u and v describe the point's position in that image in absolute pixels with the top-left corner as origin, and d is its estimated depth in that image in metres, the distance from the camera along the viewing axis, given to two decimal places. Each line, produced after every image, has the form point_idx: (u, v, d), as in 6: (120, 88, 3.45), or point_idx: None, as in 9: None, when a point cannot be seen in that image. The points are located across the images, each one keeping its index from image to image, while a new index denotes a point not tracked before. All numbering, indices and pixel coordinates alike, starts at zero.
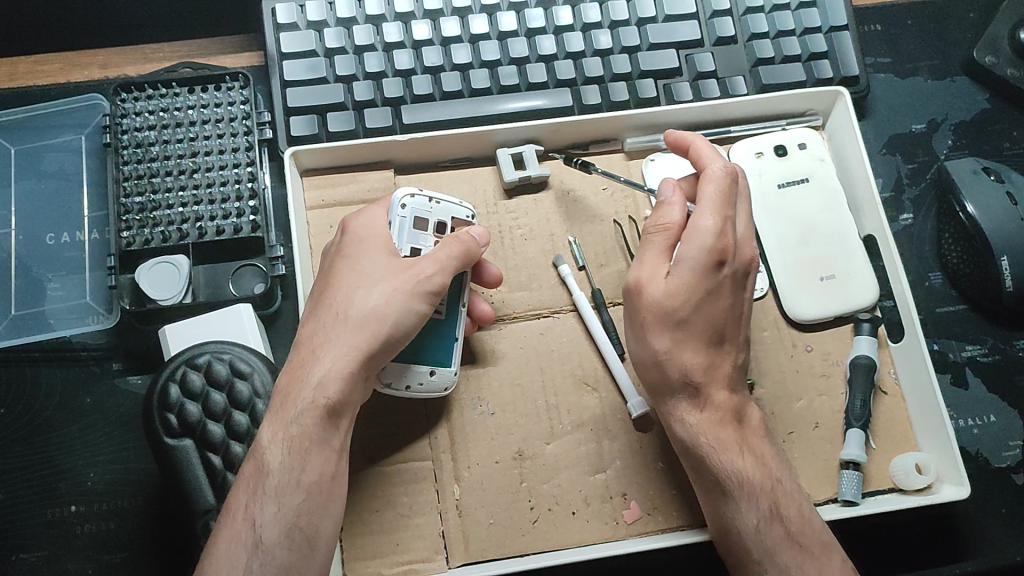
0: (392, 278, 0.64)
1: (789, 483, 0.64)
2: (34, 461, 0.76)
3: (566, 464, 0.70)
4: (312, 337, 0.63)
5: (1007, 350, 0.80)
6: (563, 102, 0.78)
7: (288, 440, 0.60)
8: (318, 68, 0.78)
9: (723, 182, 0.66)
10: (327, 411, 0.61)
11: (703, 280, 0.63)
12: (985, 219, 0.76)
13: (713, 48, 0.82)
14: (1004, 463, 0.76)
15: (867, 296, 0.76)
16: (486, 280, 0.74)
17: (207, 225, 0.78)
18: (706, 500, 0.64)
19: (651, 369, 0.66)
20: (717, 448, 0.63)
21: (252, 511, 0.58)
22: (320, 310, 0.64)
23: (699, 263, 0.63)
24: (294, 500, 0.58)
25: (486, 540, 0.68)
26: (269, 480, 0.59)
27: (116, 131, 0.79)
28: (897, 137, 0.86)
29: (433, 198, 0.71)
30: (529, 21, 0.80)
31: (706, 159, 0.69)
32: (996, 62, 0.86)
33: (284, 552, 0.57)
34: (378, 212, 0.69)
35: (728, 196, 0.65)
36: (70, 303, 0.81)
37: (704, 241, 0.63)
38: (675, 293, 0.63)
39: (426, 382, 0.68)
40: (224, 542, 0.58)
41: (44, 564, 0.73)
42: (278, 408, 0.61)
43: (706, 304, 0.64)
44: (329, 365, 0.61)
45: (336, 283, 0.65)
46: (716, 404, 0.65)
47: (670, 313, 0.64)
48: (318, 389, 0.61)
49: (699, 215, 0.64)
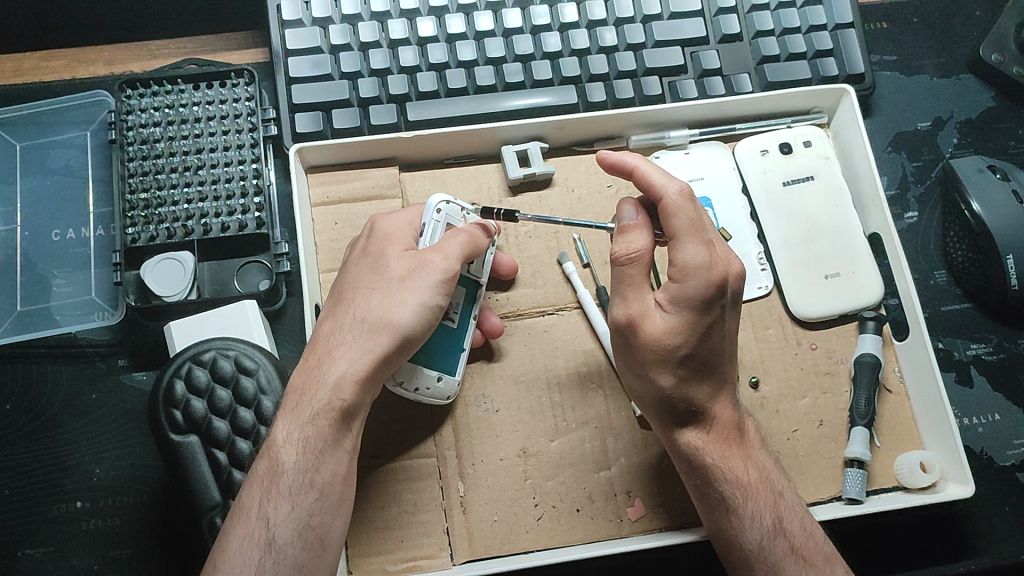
0: (403, 277, 0.64)
1: (790, 497, 0.64)
2: (40, 457, 0.76)
3: (571, 462, 0.71)
4: (330, 337, 0.63)
5: (1011, 349, 0.80)
6: (568, 99, 0.78)
7: (304, 440, 0.60)
8: (323, 65, 0.77)
9: (690, 208, 0.62)
10: (343, 413, 0.61)
11: (704, 315, 0.60)
12: (990, 217, 0.76)
13: (719, 45, 0.82)
14: (1008, 462, 0.76)
15: (873, 295, 0.76)
16: (502, 270, 0.75)
17: (212, 221, 0.78)
18: (706, 514, 0.64)
19: (656, 402, 0.64)
20: (724, 466, 0.63)
21: (266, 509, 0.58)
22: (339, 309, 0.65)
23: (701, 299, 0.59)
24: (307, 500, 0.59)
25: (490, 537, 0.68)
26: (284, 479, 0.59)
27: (122, 127, 0.80)
28: (902, 135, 0.86)
29: (466, 208, 0.71)
30: (535, 18, 0.80)
31: (654, 181, 0.63)
32: (1003, 60, 0.86)
33: (296, 551, 0.57)
34: (412, 214, 0.69)
35: (701, 223, 0.61)
36: (76, 299, 0.81)
37: (699, 278, 0.59)
38: (674, 332, 0.60)
39: (433, 387, 0.68)
40: (236, 541, 0.58)
41: (50, 559, 0.73)
42: (294, 409, 0.61)
43: (709, 334, 0.61)
44: (345, 366, 0.61)
45: (354, 283, 0.65)
46: (720, 424, 0.64)
47: (672, 351, 0.61)
48: (334, 390, 0.61)
49: (682, 250, 0.60)
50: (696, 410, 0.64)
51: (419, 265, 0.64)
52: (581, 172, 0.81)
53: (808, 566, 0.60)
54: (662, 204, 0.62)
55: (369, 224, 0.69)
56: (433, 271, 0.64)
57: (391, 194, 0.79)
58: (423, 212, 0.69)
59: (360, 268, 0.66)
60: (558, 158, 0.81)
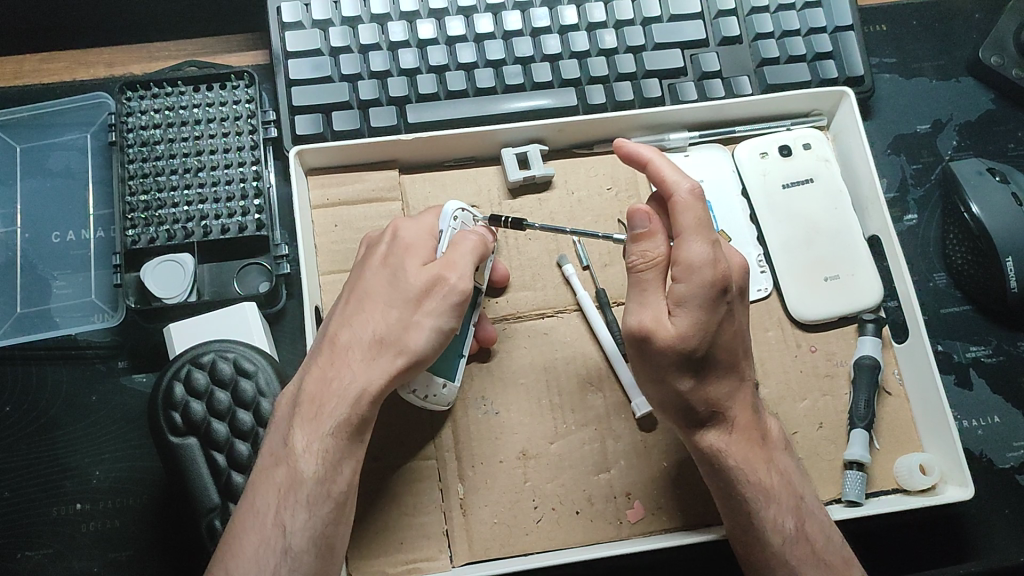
0: (425, 291, 0.63)
1: (811, 500, 0.65)
2: (39, 459, 0.76)
3: (570, 463, 0.71)
4: (347, 348, 0.62)
5: (1011, 351, 0.80)
6: (567, 102, 0.78)
7: (323, 451, 0.60)
8: (323, 67, 0.77)
9: (698, 206, 0.62)
10: (358, 426, 0.61)
11: (713, 315, 0.60)
12: (990, 220, 0.76)
13: (718, 48, 0.82)
14: (1008, 464, 0.76)
15: (873, 297, 0.76)
16: (496, 278, 0.75)
17: (212, 224, 0.78)
18: (727, 515, 0.64)
19: (672, 403, 0.64)
20: (747, 469, 0.63)
21: (282, 517, 0.58)
22: (355, 320, 0.64)
23: (706, 297, 0.59)
24: (324, 509, 0.59)
25: (489, 540, 0.68)
26: (302, 488, 0.59)
27: (121, 129, 0.80)
28: (902, 137, 0.86)
29: (477, 216, 0.71)
30: (534, 20, 0.80)
31: (666, 177, 0.64)
32: (1002, 63, 0.86)
33: (311, 560, 0.58)
34: (428, 219, 0.69)
35: (709, 222, 0.61)
36: (76, 301, 0.81)
37: (705, 275, 0.59)
38: (690, 334, 0.59)
39: (438, 394, 0.68)
40: (251, 547, 0.58)
41: (49, 562, 0.73)
42: (312, 418, 0.61)
43: (720, 334, 0.61)
44: (364, 381, 0.61)
45: (371, 295, 0.64)
46: (742, 425, 0.64)
47: (688, 353, 0.60)
48: (353, 405, 0.61)
49: (687, 248, 0.60)
50: (713, 410, 0.64)
51: (439, 281, 0.63)
52: (581, 174, 0.81)
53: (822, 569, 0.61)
54: (672, 202, 0.63)
55: (389, 229, 0.68)
56: (450, 287, 0.63)
57: (391, 196, 0.79)
58: (439, 219, 0.69)
59: (379, 277, 0.65)
60: (558, 161, 0.82)
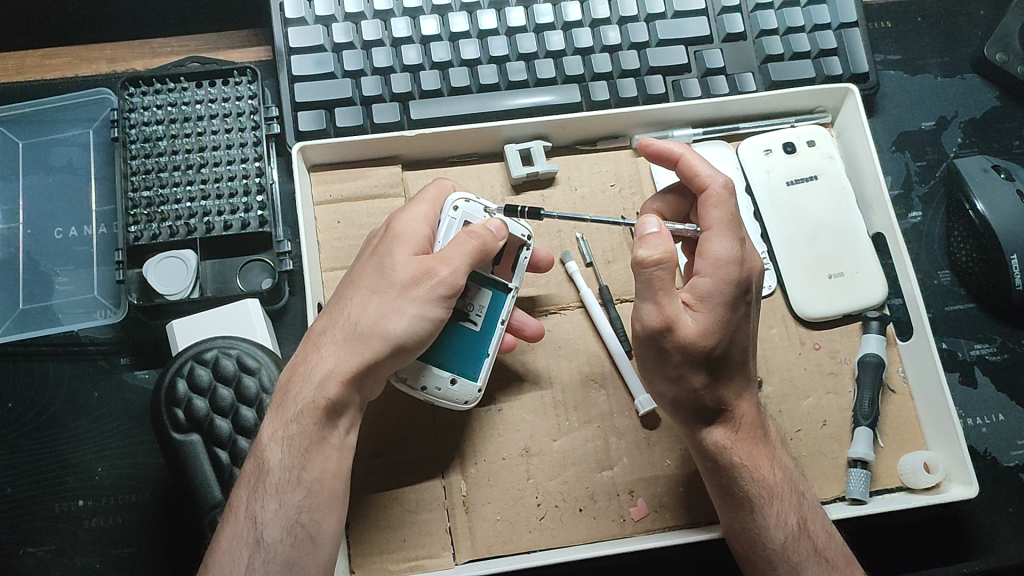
0: (404, 278, 0.62)
1: (812, 497, 0.65)
2: (41, 456, 0.76)
3: (573, 461, 0.70)
4: (321, 334, 0.63)
5: (1015, 349, 0.80)
6: (571, 98, 0.78)
7: (288, 439, 0.60)
8: (326, 63, 0.77)
9: (730, 202, 0.64)
10: (327, 410, 0.60)
11: (733, 313, 0.61)
12: (995, 218, 0.75)
13: (722, 45, 0.81)
14: (1012, 462, 0.76)
15: (876, 294, 0.76)
16: (537, 263, 0.74)
17: (214, 220, 0.78)
18: (727, 513, 0.64)
19: (685, 405, 0.64)
20: (751, 467, 0.64)
21: (253, 508, 0.59)
22: (336, 308, 0.64)
23: (731, 296, 0.60)
24: (295, 498, 0.59)
25: (492, 537, 0.68)
26: (270, 478, 0.59)
27: (124, 125, 0.79)
28: (906, 135, 0.86)
29: (489, 207, 0.70)
30: (538, 17, 0.80)
31: (699, 172, 0.66)
32: (1007, 59, 0.85)
33: (284, 550, 0.58)
34: (424, 208, 0.67)
35: (738, 220, 0.63)
36: (78, 297, 0.81)
37: (730, 271, 0.61)
38: (708, 332, 0.60)
39: (443, 389, 0.67)
40: (226, 540, 0.59)
41: (51, 558, 0.73)
42: (279, 406, 0.61)
43: (737, 333, 0.62)
44: (331, 365, 0.61)
45: (355, 281, 0.64)
46: (746, 422, 0.65)
47: (707, 352, 0.61)
48: (318, 388, 0.60)
49: (713, 242, 0.62)
50: (721, 407, 0.64)
51: (424, 268, 0.63)
52: (584, 171, 0.81)
53: (829, 567, 0.61)
54: (706, 194, 0.65)
55: (385, 224, 0.67)
56: (439, 280, 0.62)
57: (393, 193, 0.78)
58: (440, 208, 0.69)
59: (365, 267, 0.65)
60: (561, 158, 0.81)
